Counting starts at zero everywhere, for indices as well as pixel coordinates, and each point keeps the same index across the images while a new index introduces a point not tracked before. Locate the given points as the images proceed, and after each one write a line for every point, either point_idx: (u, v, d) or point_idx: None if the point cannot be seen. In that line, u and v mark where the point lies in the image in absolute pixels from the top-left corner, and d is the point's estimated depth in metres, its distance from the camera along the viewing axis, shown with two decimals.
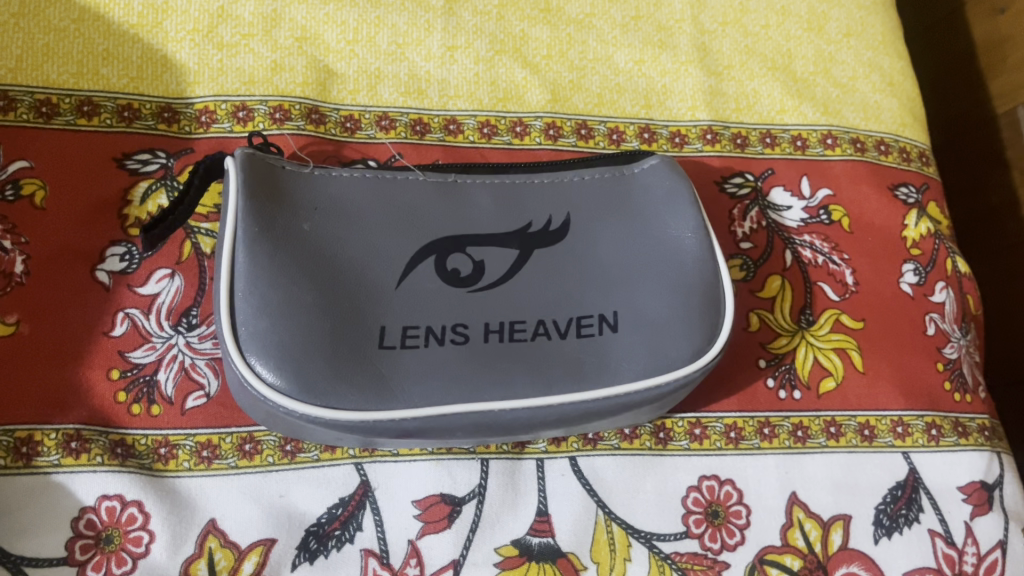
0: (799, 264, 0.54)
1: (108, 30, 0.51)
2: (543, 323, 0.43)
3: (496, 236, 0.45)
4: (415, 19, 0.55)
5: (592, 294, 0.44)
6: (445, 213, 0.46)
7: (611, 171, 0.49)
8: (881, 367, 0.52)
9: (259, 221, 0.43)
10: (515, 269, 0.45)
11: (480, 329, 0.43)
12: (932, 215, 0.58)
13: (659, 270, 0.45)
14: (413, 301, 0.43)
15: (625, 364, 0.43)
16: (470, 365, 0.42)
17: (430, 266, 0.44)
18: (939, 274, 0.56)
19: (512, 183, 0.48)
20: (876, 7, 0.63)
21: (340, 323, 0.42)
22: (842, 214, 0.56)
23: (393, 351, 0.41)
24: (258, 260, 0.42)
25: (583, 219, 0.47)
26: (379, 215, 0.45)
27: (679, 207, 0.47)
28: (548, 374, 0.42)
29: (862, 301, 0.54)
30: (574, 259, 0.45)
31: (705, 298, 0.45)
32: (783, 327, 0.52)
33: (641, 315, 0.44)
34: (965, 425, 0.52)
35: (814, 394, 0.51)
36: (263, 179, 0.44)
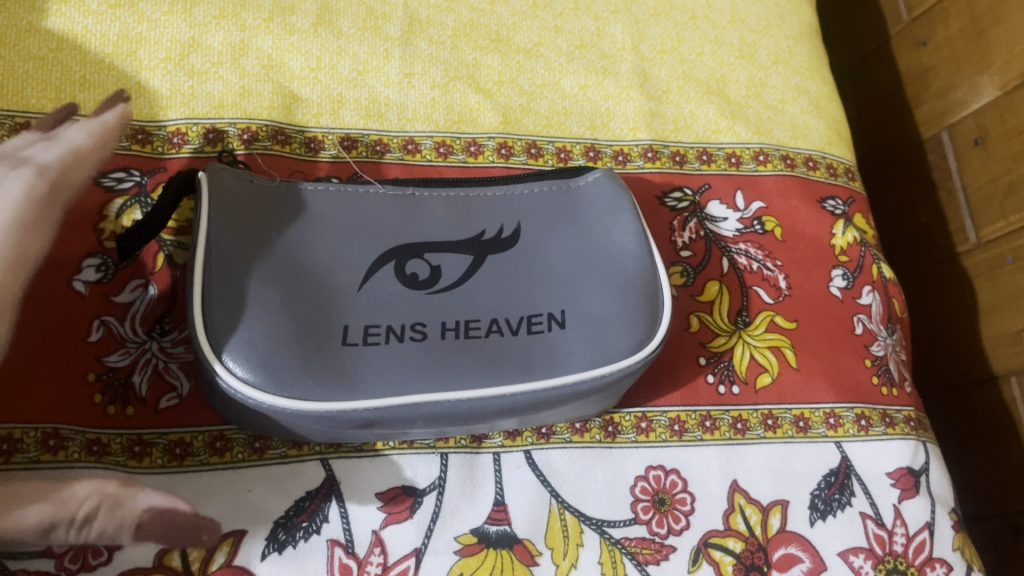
0: (735, 271, 0.58)
1: (85, 58, 0.54)
2: (496, 321, 0.46)
3: (451, 243, 0.49)
4: (375, 48, 0.59)
5: (541, 294, 0.48)
6: (403, 222, 0.49)
7: (558, 184, 0.53)
8: (814, 363, 0.56)
9: (229, 229, 0.46)
10: (470, 272, 0.48)
11: (437, 326, 0.46)
12: (858, 225, 0.63)
13: (603, 271, 0.49)
14: (374, 301, 0.46)
15: (573, 357, 0.46)
16: (427, 359, 0.45)
17: (390, 270, 0.47)
18: (866, 279, 0.60)
19: (466, 195, 0.51)
20: (801, 38, 0.69)
21: (306, 321, 0.44)
22: (775, 225, 0.60)
23: (356, 347, 0.44)
24: (228, 265, 0.45)
25: (532, 227, 0.50)
26: (342, 225, 0.48)
27: (622, 215, 0.51)
28: (501, 366, 0.45)
29: (794, 303, 0.58)
30: (523, 262, 0.49)
31: (645, 296, 0.49)
32: (722, 328, 0.56)
33: (587, 312, 0.48)
34: (892, 416, 0.57)
35: (752, 388, 0.55)
36: (232, 193, 0.47)
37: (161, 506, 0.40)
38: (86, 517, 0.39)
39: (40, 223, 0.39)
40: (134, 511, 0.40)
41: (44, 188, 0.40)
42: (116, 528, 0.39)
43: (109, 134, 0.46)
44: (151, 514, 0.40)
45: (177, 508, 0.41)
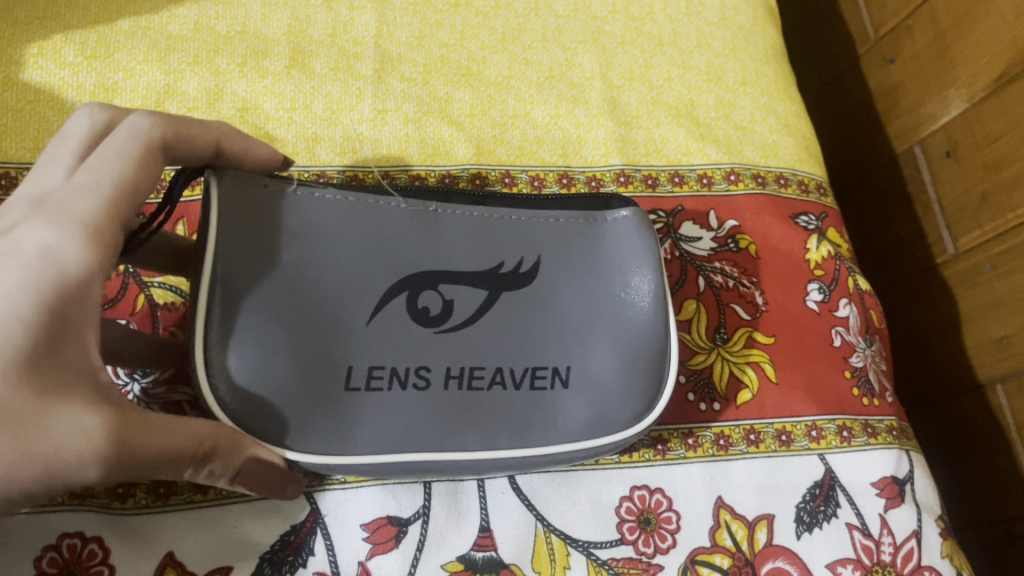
0: (711, 289, 0.59)
1: (62, 108, 0.55)
2: (500, 371, 0.45)
3: (467, 274, 0.46)
4: (347, 87, 0.61)
5: (554, 344, 0.46)
6: (420, 241, 0.45)
7: (583, 216, 0.49)
8: (793, 376, 0.57)
9: (237, 255, 0.41)
10: (484, 310, 0.45)
11: (441, 373, 0.43)
12: (832, 239, 0.63)
13: (614, 324, 0.47)
14: (382, 342, 0.43)
15: (568, 420, 0.46)
16: (426, 413, 0.43)
17: (402, 302, 0.44)
18: (842, 292, 0.61)
19: (489, 218, 0.47)
20: (767, 59, 0.70)
21: (311, 371, 0.41)
22: (748, 242, 0.61)
23: (358, 394, 0.42)
24: (234, 301, 0.41)
25: (553, 260, 0.47)
26: (358, 248, 0.44)
27: (643, 263, 0.49)
28: (494, 424, 0.44)
29: (771, 319, 0.58)
30: (542, 295, 0.46)
31: (651, 365, 0.48)
32: (700, 345, 0.57)
33: (589, 365, 0.46)
34: (874, 426, 0.57)
35: (732, 404, 0.55)
36: (242, 203, 0.42)
37: (260, 458, 0.40)
38: (203, 455, 0.37)
39: (150, 162, 0.39)
40: (242, 459, 0.39)
41: (158, 131, 0.39)
42: (224, 470, 0.39)
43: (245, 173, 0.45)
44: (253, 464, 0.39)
45: (273, 461, 0.41)
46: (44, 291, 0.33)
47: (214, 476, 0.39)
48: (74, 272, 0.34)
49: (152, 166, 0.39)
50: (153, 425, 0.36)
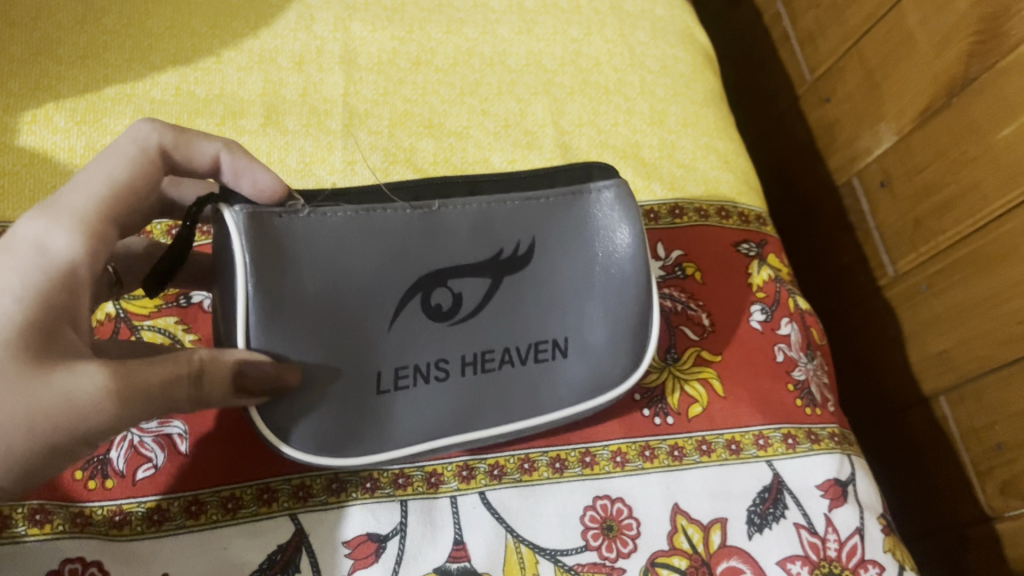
0: (662, 313, 0.64)
1: (55, 170, 0.60)
2: (508, 351, 0.51)
3: (470, 264, 0.50)
4: (319, 141, 0.66)
5: (552, 321, 0.53)
6: (429, 247, 0.49)
7: (570, 193, 0.54)
8: (740, 391, 0.61)
9: (274, 294, 0.44)
10: (487, 298, 0.51)
11: (458, 362, 0.50)
12: (772, 264, 0.69)
13: (604, 300, 0.54)
14: (405, 346, 0.49)
15: (568, 390, 0.53)
16: (449, 399, 0.50)
17: (418, 306, 0.49)
18: (783, 311, 0.66)
19: (489, 205, 0.51)
20: (706, 103, 0.76)
21: (347, 381, 0.47)
22: (694, 269, 0.67)
23: (390, 396, 0.48)
24: (277, 335, 0.44)
25: (545, 244, 0.52)
26: (375, 260, 0.47)
27: (626, 226, 0.54)
28: (507, 404, 0.52)
29: (718, 338, 0.63)
30: (540, 279, 0.52)
31: (636, 330, 0.55)
32: (653, 365, 0.62)
33: (584, 341, 0.54)
34: (816, 433, 0.61)
35: (684, 417, 0.60)
36: (266, 245, 0.44)
37: (249, 359, 0.42)
38: (197, 367, 0.40)
39: (148, 171, 0.45)
40: (228, 362, 0.41)
41: (155, 144, 0.46)
42: (220, 378, 0.41)
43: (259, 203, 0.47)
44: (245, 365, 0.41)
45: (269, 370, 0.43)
46: (45, 271, 0.39)
47: (214, 394, 0.40)
48: (70, 252, 0.40)
49: (148, 170, 0.45)
50: (145, 363, 0.39)
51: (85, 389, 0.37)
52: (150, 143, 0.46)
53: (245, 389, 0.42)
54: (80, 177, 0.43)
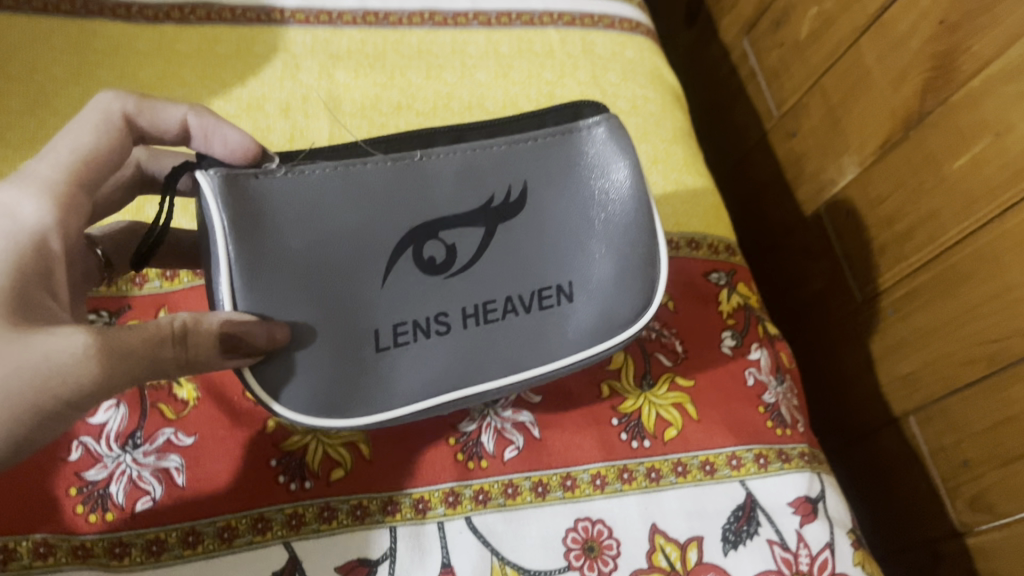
0: (637, 341, 0.67)
1: None
2: (511, 300, 0.51)
3: (463, 215, 0.50)
4: None
5: (553, 268, 0.52)
6: (413, 196, 0.49)
7: (561, 130, 0.53)
8: (713, 414, 0.64)
9: (250, 252, 0.45)
10: (483, 247, 0.51)
11: (457, 315, 0.50)
12: (741, 291, 0.72)
13: (608, 237, 0.53)
14: (397, 298, 0.49)
15: (579, 334, 0.52)
16: (451, 352, 0.50)
17: (409, 259, 0.49)
18: (752, 337, 0.69)
19: (472, 153, 0.51)
20: (676, 141, 0.79)
21: (342, 336, 0.47)
22: (667, 298, 0.70)
23: (389, 351, 0.49)
24: (264, 294, 0.45)
25: (538, 188, 0.52)
26: (355, 212, 0.47)
27: (620, 160, 0.53)
28: (514, 355, 0.51)
29: (690, 364, 0.67)
30: (535, 224, 0.52)
31: (647, 264, 0.53)
32: (629, 390, 0.65)
33: (591, 282, 0.52)
34: (787, 453, 0.64)
35: (660, 440, 0.62)
36: (240, 203, 0.45)
37: (234, 319, 0.44)
38: (180, 331, 0.43)
39: (112, 136, 0.48)
40: (212, 324, 0.43)
41: (117, 110, 0.49)
42: (204, 338, 0.43)
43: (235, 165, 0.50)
44: (228, 328, 0.43)
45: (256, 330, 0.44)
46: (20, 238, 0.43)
47: (202, 355, 0.43)
48: (41, 218, 0.44)
49: (111, 135, 0.48)
50: (130, 330, 0.42)
51: (65, 350, 0.39)
52: (117, 111, 0.49)
53: (231, 348, 0.44)
54: (49, 150, 0.47)
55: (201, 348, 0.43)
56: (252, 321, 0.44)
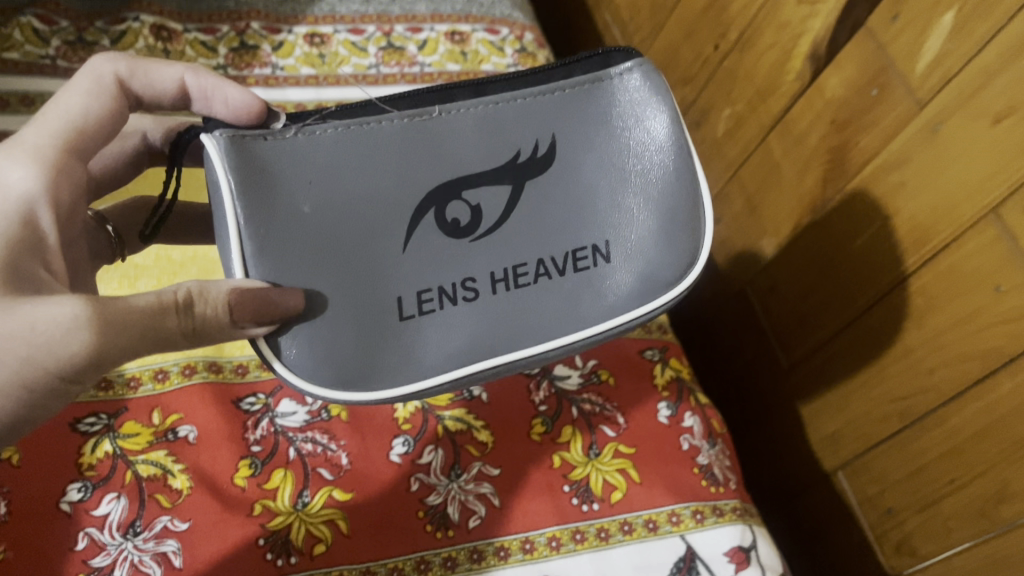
0: (583, 415, 0.75)
1: None
2: (542, 264, 0.58)
3: (489, 175, 0.57)
4: None
5: (583, 231, 0.59)
6: (434, 155, 0.56)
7: (589, 79, 0.61)
8: (654, 477, 0.72)
9: (266, 216, 0.51)
10: (508, 203, 0.57)
11: (485, 280, 0.56)
12: (674, 365, 0.81)
13: (638, 189, 0.60)
14: (417, 260, 0.55)
15: (615, 288, 0.59)
16: (481, 315, 0.56)
17: (432, 219, 0.55)
18: (685, 406, 0.78)
19: (493, 109, 0.58)
20: None
21: (366, 302, 0.54)
22: (608, 375, 0.78)
23: (415, 318, 0.55)
24: (286, 257, 0.52)
25: (563, 142, 0.59)
26: (374, 175, 0.54)
27: (658, 110, 0.60)
28: (551, 319, 0.58)
29: (632, 433, 0.74)
30: (561, 183, 0.59)
31: (687, 214, 0.60)
32: (578, 459, 0.72)
33: (622, 241, 0.59)
34: (721, 508, 0.72)
35: (607, 503, 0.70)
36: (248, 166, 0.51)
37: (243, 287, 0.50)
38: (184, 302, 0.50)
39: (103, 111, 0.59)
40: (219, 294, 0.50)
41: (110, 85, 0.60)
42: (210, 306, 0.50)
43: (243, 123, 0.56)
44: (230, 296, 0.49)
45: (268, 297, 0.49)
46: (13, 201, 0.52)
47: (208, 322, 0.50)
48: (33, 182, 0.53)
49: (99, 109, 0.59)
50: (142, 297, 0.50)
51: (56, 317, 0.46)
52: (107, 80, 0.60)
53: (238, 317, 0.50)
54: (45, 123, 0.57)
55: (209, 309, 0.50)
56: (265, 290, 0.50)
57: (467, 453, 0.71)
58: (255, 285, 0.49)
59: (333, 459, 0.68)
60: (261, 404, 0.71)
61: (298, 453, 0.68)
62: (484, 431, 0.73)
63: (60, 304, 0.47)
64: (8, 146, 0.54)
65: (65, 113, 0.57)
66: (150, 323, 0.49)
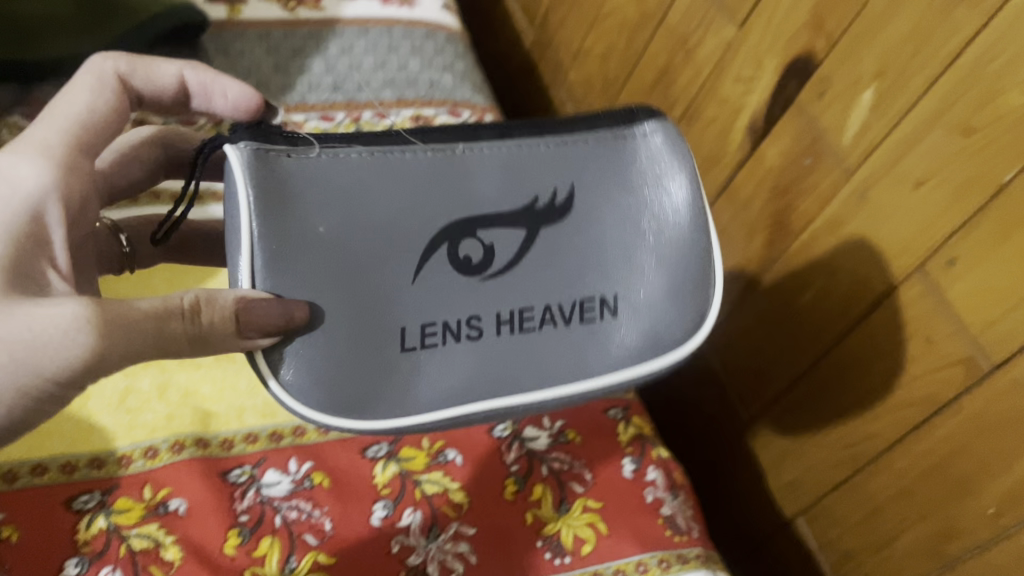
0: (552, 473, 0.80)
1: None
2: (548, 310, 0.63)
3: (503, 218, 0.62)
4: None
5: (592, 281, 0.64)
6: (453, 197, 0.61)
7: (611, 136, 0.66)
8: (621, 529, 0.77)
9: (282, 234, 0.55)
10: (520, 248, 0.62)
11: (491, 320, 0.61)
12: (637, 422, 0.86)
13: (647, 245, 0.65)
14: (425, 296, 0.60)
15: (619, 343, 0.64)
16: (482, 352, 0.61)
17: (443, 255, 0.60)
18: (648, 460, 0.83)
19: (513, 154, 0.63)
20: None
21: (370, 333, 0.58)
22: (575, 434, 0.83)
23: (416, 351, 0.59)
24: (299, 277, 0.56)
25: (578, 191, 0.64)
26: (392, 211, 0.59)
27: (676, 176, 0.66)
28: (551, 367, 0.63)
29: (598, 488, 0.79)
30: (572, 231, 0.64)
31: (694, 283, 0.66)
32: (549, 515, 0.77)
33: (630, 296, 0.65)
34: (685, 555, 0.76)
35: (578, 556, 0.74)
36: (273, 182, 0.56)
37: (250, 297, 0.53)
38: (191, 310, 0.55)
39: (108, 109, 0.64)
40: (226, 304, 0.54)
41: (112, 81, 0.65)
42: (216, 314, 0.54)
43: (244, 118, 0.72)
44: (234, 307, 0.53)
45: (270, 310, 0.53)
46: (27, 195, 0.57)
47: (213, 330, 0.54)
48: (45, 176, 0.58)
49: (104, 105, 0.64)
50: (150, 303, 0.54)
51: (59, 318, 0.51)
52: (109, 76, 0.65)
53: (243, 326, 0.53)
54: (55, 120, 0.62)
55: (215, 316, 0.54)
56: (268, 301, 0.53)
57: (444, 514, 0.75)
58: (259, 298, 0.53)
59: (317, 525, 0.72)
60: (247, 476, 0.74)
61: (284, 520, 0.72)
62: (459, 493, 0.77)
63: (63, 306, 0.52)
64: (20, 143, 0.59)
65: (71, 112, 0.62)
66: (150, 327, 0.53)
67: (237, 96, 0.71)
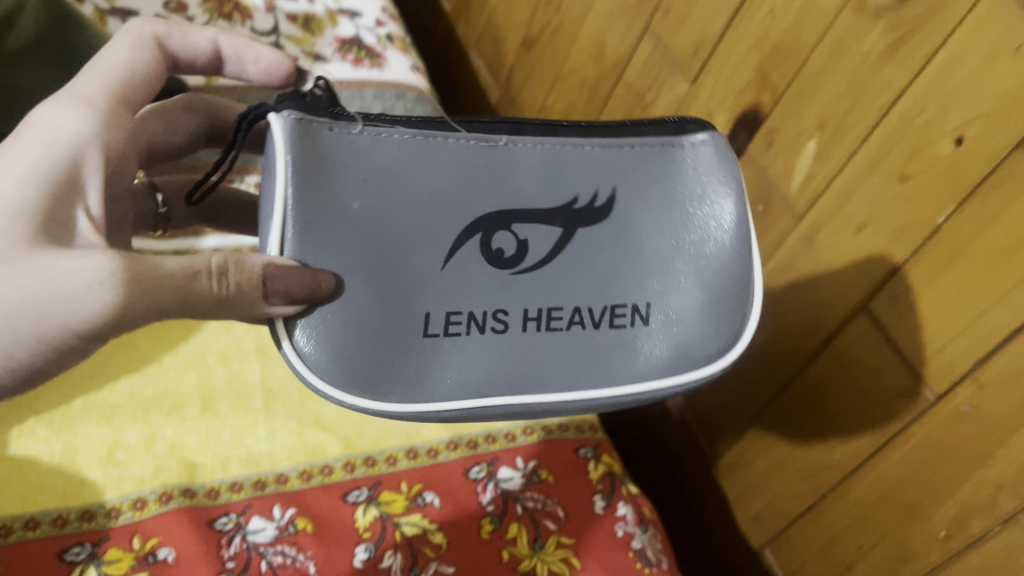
0: (526, 511, 0.83)
1: (41, 470, 0.76)
2: (577, 312, 0.61)
3: (541, 215, 0.60)
4: (245, 418, 0.85)
5: (626, 286, 0.61)
6: (490, 187, 0.58)
7: (661, 142, 0.63)
8: (593, 563, 0.80)
9: (315, 208, 0.54)
10: (552, 244, 0.60)
11: (519, 316, 0.59)
12: (605, 460, 0.91)
13: (684, 256, 0.62)
14: (455, 288, 0.58)
15: (642, 353, 0.62)
16: (506, 348, 0.59)
17: (476, 243, 0.58)
18: (617, 497, 0.87)
19: (557, 150, 0.61)
20: None
21: (395, 316, 0.56)
22: (546, 474, 0.87)
23: (440, 337, 0.58)
24: (326, 252, 0.54)
25: (620, 193, 0.62)
26: (427, 197, 0.56)
27: (725, 194, 0.62)
28: (575, 373, 0.61)
29: (571, 525, 0.83)
30: (610, 233, 0.61)
31: (728, 304, 0.63)
32: (525, 552, 0.80)
33: (662, 304, 0.62)
34: None
35: None
36: (309, 151, 0.54)
37: (278, 265, 0.52)
38: (219, 270, 0.53)
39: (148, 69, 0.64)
40: (253, 268, 0.52)
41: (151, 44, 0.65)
42: (241, 275, 0.52)
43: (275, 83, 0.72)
44: (261, 273, 0.51)
45: (298, 284, 0.52)
46: (69, 144, 0.55)
47: (235, 293, 0.52)
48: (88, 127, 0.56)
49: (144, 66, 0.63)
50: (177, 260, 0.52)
51: (78, 271, 0.48)
52: (147, 38, 0.65)
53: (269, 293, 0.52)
54: (96, 78, 0.60)
55: (241, 279, 0.52)
56: (297, 271, 0.52)
57: (424, 554, 0.78)
58: (287, 267, 0.52)
59: (302, 568, 0.75)
60: (233, 523, 0.77)
61: (270, 565, 0.75)
62: (438, 534, 0.80)
63: (83, 258, 0.49)
64: (62, 94, 0.58)
65: (113, 71, 0.61)
66: (177, 284, 0.51)
67: (271, 63, 0.72)
